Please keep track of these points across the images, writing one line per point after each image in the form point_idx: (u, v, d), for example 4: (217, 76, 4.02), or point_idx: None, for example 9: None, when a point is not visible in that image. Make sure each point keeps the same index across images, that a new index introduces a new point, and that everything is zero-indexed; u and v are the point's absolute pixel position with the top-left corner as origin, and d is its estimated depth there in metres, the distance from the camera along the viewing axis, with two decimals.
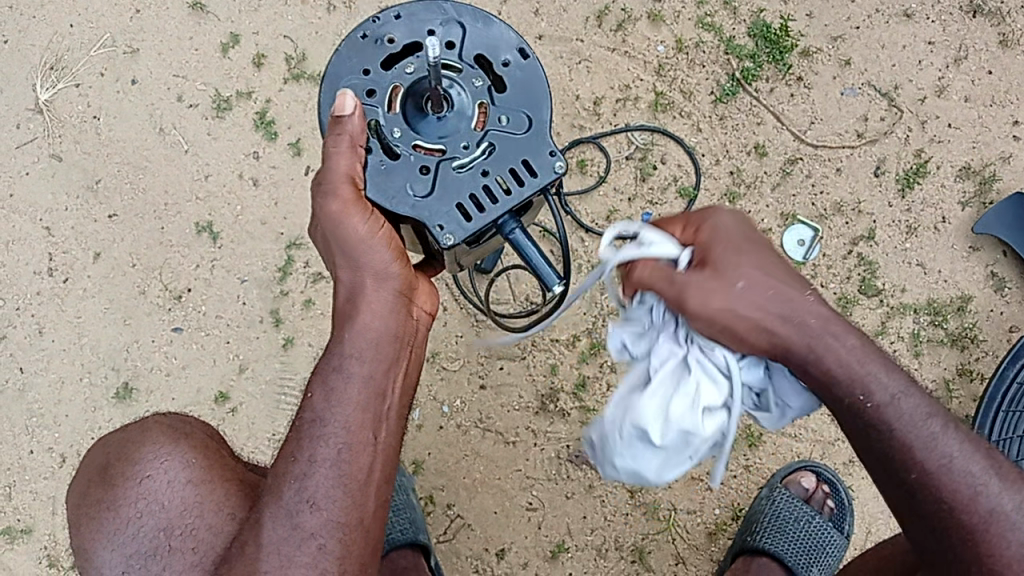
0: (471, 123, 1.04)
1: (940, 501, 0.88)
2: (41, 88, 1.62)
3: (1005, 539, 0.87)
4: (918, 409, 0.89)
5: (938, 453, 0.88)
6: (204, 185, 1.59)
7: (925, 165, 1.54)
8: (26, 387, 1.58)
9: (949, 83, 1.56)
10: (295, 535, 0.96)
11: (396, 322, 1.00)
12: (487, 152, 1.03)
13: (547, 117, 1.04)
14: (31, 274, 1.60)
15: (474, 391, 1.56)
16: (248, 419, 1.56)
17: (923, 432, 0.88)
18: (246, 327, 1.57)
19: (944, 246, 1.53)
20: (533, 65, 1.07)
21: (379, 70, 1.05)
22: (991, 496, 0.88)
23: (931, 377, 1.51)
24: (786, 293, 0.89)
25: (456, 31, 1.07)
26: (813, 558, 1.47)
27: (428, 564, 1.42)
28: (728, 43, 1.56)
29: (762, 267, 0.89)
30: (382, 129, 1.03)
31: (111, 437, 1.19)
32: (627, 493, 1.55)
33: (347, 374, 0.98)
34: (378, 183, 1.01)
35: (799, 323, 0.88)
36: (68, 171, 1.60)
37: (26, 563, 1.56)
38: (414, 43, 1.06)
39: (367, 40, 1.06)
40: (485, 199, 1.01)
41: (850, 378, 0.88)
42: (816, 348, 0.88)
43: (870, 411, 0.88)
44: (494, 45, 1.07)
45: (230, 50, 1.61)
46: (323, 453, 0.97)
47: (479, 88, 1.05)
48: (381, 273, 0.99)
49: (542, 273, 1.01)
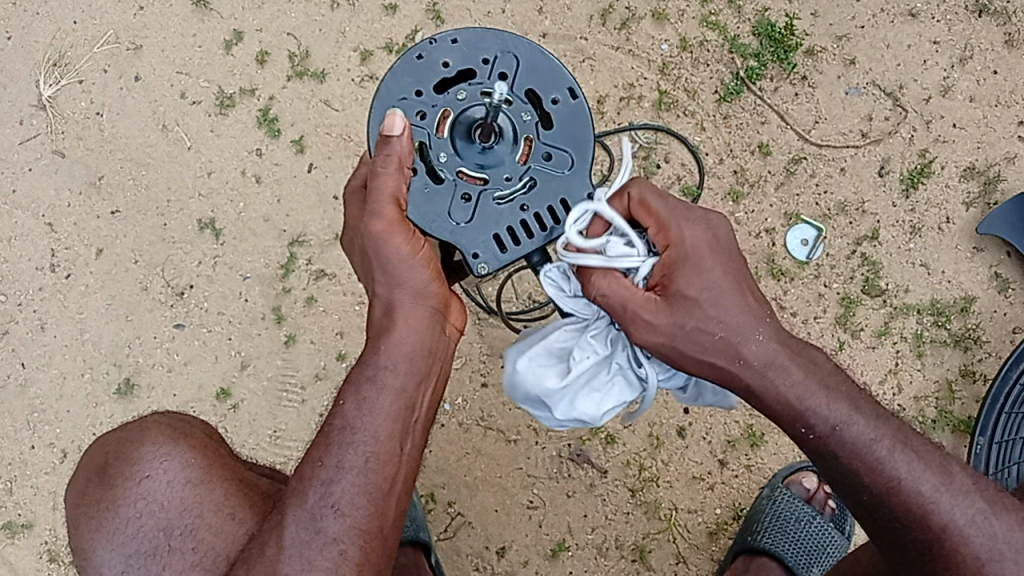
0: (516, 156, 1.04)
1: (893, 519, 0.95)
2: (43, 84, 1.61)
3: (960, 552, 0.94)
4: (862, 434, 0.93)
5: (887, 477, 0.93)
6: (207, 181, 1.59)
7: (930, 165, 1.54)
8: (27, 383, 1.59)
9: (954, 83, 1.56)
10: (317, 539, 0.96)
11: (431, 339, 0.99)
12: (528, 186, 1.04)
13: (591, 157, 1.05)
14: (33, 270, 1.60)
15: (476, 389, 1.56)
16: (249, 416, 1.56)
17: (868, 458, 0.93)
18: (248, 324, 1.57)
19: (948, 246, 1.53)
20: (583, 105, 1.06)
21: (432, 92, 1.05)
22: (942, 513, 0.94)
23: (933, 378, 1.51)
24: (736, 337, 0.92)
25: (511, 62, 1.06)
26: (814, 558, 1.47)
27: (428, 562, 1.42)
28: (732, 42, 1.55)
29: (720, 308, 0.92)
30: (429, 152, 1.04)
31: (111, 436, 1.19)
32: (628, 492, 1.55)
33: (380, 385, 0.97)
34: (421, 205, 1.03)
35: (747, 360, 0.92)
36: (70, 167, 1.60)
37: (28, 557, 1.57)
38: (468, 69, 1.06)
39: (423, 61, 1.06)
40: (521, 233, 1.04)
41: (791, 413, 0.93)
42: (756, 386, 0.93)
43: (814, 441, 0.94)
44: (546, 81, 1.06)
45: (233, 46, 1.60)
46: (350, 460, 0.97)
47: (528, 123, 1.05)
48: (420, 293, 0.98)
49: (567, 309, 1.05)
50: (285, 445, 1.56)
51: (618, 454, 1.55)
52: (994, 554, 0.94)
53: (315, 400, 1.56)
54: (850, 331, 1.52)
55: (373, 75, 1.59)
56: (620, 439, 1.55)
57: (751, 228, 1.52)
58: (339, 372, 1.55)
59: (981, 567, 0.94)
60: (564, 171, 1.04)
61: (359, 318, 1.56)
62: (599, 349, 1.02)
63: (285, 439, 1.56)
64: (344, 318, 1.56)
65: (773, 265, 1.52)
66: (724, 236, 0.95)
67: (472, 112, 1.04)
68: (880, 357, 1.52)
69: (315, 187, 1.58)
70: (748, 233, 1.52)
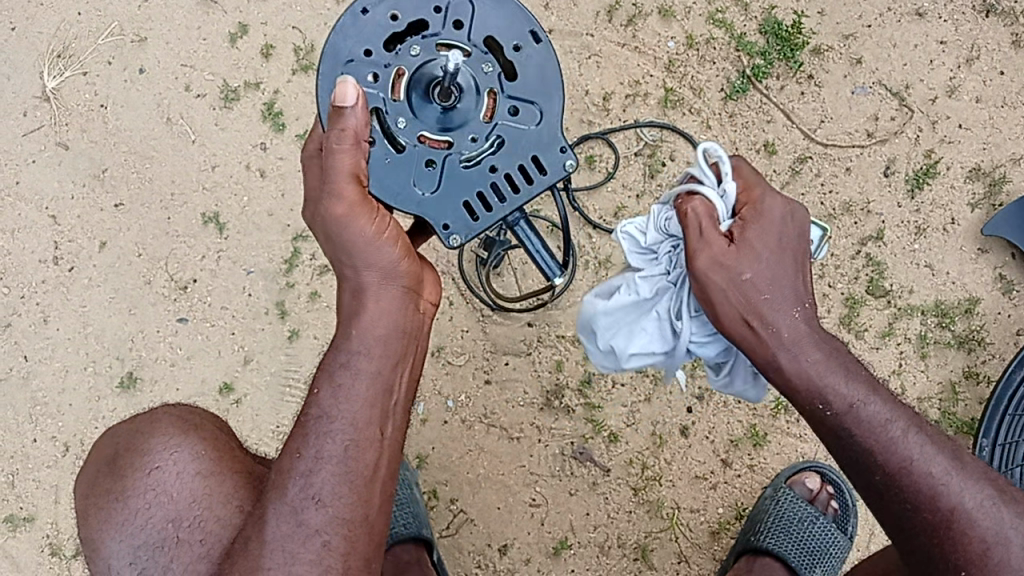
0: (480, 114, 1.03)
1: (903, 500, 0.93)
2: (47, 76, 1.61)
3: (968, 535, 0.93)
4: (878, 413, 0.93)
5: (900, 455, 0.93)
6: (211, 175, 1.59)
7: (935, 165, 1.53)
8: (29, 376, 1.59)
9: (960, 83, 1.55)
10: (299, 532, 0.96)
11: (404, 317, 0.99)
12: (495, 146, 1.04)
13: (557, 108, 1.04)
14: (37, 262, 1.59)
15: (479, 385, 1.56)
16: (252, 411, 1.56)
17: (883, 436, 0.93)
18: (251, 318, 1.57)
19: (953, 248, 1.53)
20: (546, 49, 1.05)
21: (381, 50, 1.02)
22: (951, 494, 0.93)
23: (938, 379, 1.51)
24: (781, 303, 0.94)
25: (465, 8, 1.03)
26: (815, 559, 1.47)
27: (430, 558, 1.43)
28: (739, 39, 1.55)
29: (773, 272, 0.94)
30: (385, 118, 1.02)
31: (120, 428, 1.19)
32: (630, 491, 1.54)
33: (355, 370, 0.97)
34: (381, 177, 1.02)
35: (780, 329, 0.93)
36: (75, 159, 1.60)
37: (29, 551, 1.57)
38: (419, 21, 1.03)
39: (367, 17, 1.02)
40: (492, 198, 1.04)
41: (809, 388, 0.93)
42: (785, 354, 0.93)
43: (829, 418, 0.93)
44: (505, 27, 1.04)
45: (239, 40, 1.60)
46: (330, 450, 0.96)
47: (490, 74, 1.04)
48: (389, 273, 0.98)
49: (545, 268, 1.08)
50: None
51: (621, 452, 1.55)
52: (1000, 538, 0.93)
53: None
54: (854, 331, 1.52)
55: None
56: (622, 438, 1.55)
57: None
58: None
59: (987, 552, 0.93)
60: (531, 127, 1.04)
61: None
62: (642, 292, 1.06)
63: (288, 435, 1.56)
64: None
65: None
66: (801, 219, 0.99)
67: (429, 68, 1.02)
68: (884, 357, 1.52)
69: None
70: None
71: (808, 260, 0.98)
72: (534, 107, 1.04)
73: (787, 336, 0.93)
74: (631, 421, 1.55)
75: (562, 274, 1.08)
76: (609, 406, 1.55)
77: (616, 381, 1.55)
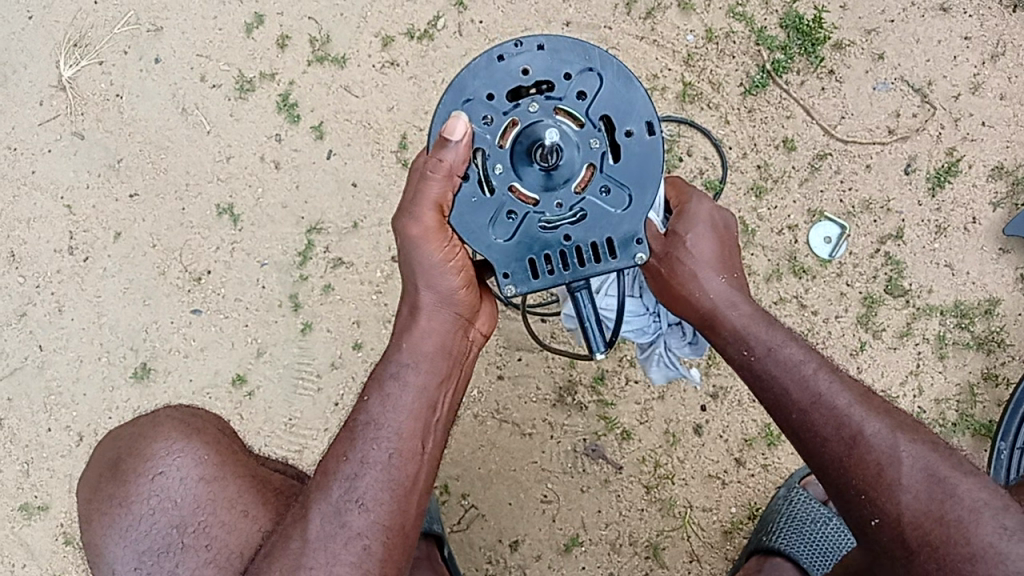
0: (574, 184, 1.02)
1: (815, 435, 0.98)
2: (64, 65, 1.61)
3: (864, 460, 0.95)
4: (794, 354, 1.02)
5: (810, 390, 0.99)
6: (226, 166, 1.58)
7: (957, 164, 1.51)
8: (44, 365, 1.60)
9: (985, 80, 1.52)
10: (342, 533, 1.01)
11: (453, 340, 1.08)
12: (577, 217, 1.02)
13: (650, 198, 1.02)
14: (52, 252, 1.60)
15: (492, 381, 1.55)
16: (265, 403, 1.56)
17: (796, 373, 1.01)
18: (265, 311, 1.56)
19: (974, 247, 1.50)
20: (657, 142, 1.02)
21: (504, 97, 1.02)
22: (853, 422, 0.97)
23: (956, 381, 1.49)
24: (707, 271, 1.07)
25: (594, 81, 1.02)
26: (828, 559, 1.44)
27: (441, 554, 1.43)
28: (759, 34, 1.53)
29: (699, 247, 1.08)
30: (486, 160, 1.02)
31: (123, 432, 1.19)
32: (643, 488, 1.53)
33: (404, 383, 1.05)
34: (465, 213, 1.02)
35: (707, 291, 1.07)
36: (90, 149, 1.61)
37: (43, 539, 1.58)
38: (547, 80, 1.02)
39: (503, 63, 1.02)
40: (557, 261, 1.02)
41: (737, 338, 1.05)
42: (713, 314, 1.07)
43: (753, 362, 1.04)
44: (625, 110, 1.02)
45: (255, 30, 1.59)
46: (374, 456, 1.02)
47: (594, 150, 1.02)
48: (447, 296, 1.06)
49: (589, 340, 1.08)
50: (300, 433, 1.55)
51: (633, 450, 1.54)
52: (893, 459, 0.94)
53: (330, 389, 1.55)
54: (872, 330, 1.50)
55: (394, 60, 1.57)
56: (635, 436, 1.54)
57: (773, 225, 1.51)
58: (355, 362, 1.54)
59: (882, 472, 0.94)
60: (617, 210, 1.02)
61: (376, 307, 1.54)
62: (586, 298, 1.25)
63: (301, 428, 1.55)
64: (361, 307, 1.55)
65: (795, 262, 1.50)
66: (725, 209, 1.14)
67: (540, 127, 1.01)
68: (901, 358, 1.50)
69: (334, 173, 1.57)
70: (770, 230, 1.51)
71: (734, 238, 1.12)
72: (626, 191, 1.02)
73: (713, 296, 1.07)
74: (644, 419, 1.54)
75: (606, 350, 1.09)
76: (622, 403, 1.54)
77: (629, 379, 1.54)
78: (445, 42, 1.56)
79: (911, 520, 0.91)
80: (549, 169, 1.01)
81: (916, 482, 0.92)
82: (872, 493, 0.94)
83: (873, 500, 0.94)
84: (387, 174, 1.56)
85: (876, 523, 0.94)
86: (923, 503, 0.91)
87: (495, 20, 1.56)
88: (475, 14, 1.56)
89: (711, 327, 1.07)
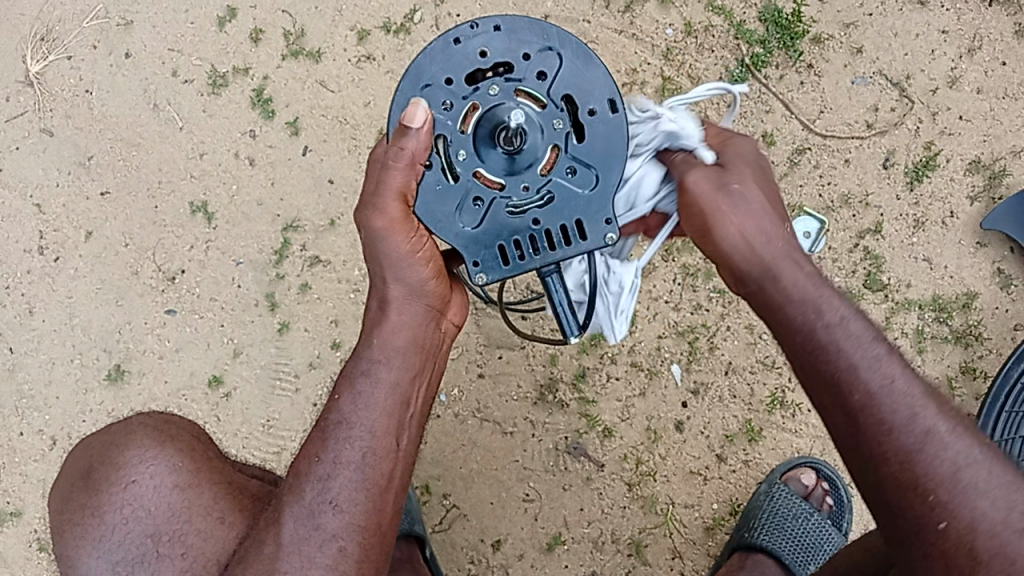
0: (539, 166, 1.01)
1: (880, 421, 0.91)
2: (32, 61, 1.58)
3: (941, 457, 0.89)
4: (864, 330, 0.94)
5: (881, 373, 0.92)
6: (200, 164, 1.56)
7: (935, 158, 1.51)
8: (16, 368, 1.57)
9: (962, 74, 1.53)
10: (316, 536, 1.01)
11: (425, 334, 1.06)
12: (545, 200, 1.01)
13: (616, 177, 1.01)
14: (22, 252, 1.57)
15: (472, 379, 1.54)
16: (241, 404, 1.54)
17: (868, 352, 0.93)
18: (241, 311, 1.54)
19: (951, 241, 1.51)
20: (620, 120, 1.01)
21: (462, 82, 1.01)
22: (928, 417, 0.91)
23: (933, 374, 1.50)
24: (769, 219, 0.98)
25: (553, 61, 1.01)
26: (809, 556, 1.46)
27: (422, 555, 1.42)
28: (738, 27, 1.52)
29: (760, 192, 1.00)
30: (448, 147, 1.01)
31: (94, 440, 1.18)
32: (625, 485, 1.52)
33: (375, 380, 1.04)
34: (430, 203, 1.01)
35: (769, 241, 0.97)
36: (59, 147, 1.58)
37: (14, 545, 1.56)
38: (507, 62, 1.01)
39: (459, 46, 1.01)
40: (527, 246, 1.01)
41: (802, 299, 0.96)
42: (778, 263, 0.97)
43: (819, 329, 0.94)
44: (586, 90, 1.01)
45: (227, 23, 1.56)
46: (348, 456, 1.02)
47: (558, 131, 1.01)
48: (416, 291, 1.05)
49: (562, 323, 1.06)
50: (279, 435, 1.53)
51: (615, 447, 1.53)
52: (970, 462, 0.89)
53: (309, 389, 1.53)
54: None
55: (371, 55, 1.55)
56: (617, 433, 1.53)
57: None
58: (333, 362, 1.52)
59: (958, 474, 0.89)
60: (584, 191, 1.01)
61: (355, 306, 1.52)
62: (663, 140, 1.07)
63: (278, 429, 1.53)
64: (339, 306, 1.52)
65: None
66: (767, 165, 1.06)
67: (501, 110, 1.00)
68: None
69: (311, 170, 1.54)
70: None
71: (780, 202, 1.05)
72: (592, 173, 1.01)
73: (775, 245, 0.97)
74: (626, 416, 1.53)
75: (579, 333, 1.07)
76: (604, 400, 1.53)
77: (611, 375, 1.53)
78: (422, 36, 1.54)
79: (987, 530, 0.87)
80: (513, 152, 1.00)
81: (994, 489, 0.88)
82: (943, 495, 0.88)
83: (946, 504, 0.88)
84: (363, 170, 1.53)
85: (943, 528, 0.88)
86: (1002, 513, 0.88)
87: (472, 12, 1.54)
88: (453, 8, 1.54)
89: (772, 278, 0.96)
